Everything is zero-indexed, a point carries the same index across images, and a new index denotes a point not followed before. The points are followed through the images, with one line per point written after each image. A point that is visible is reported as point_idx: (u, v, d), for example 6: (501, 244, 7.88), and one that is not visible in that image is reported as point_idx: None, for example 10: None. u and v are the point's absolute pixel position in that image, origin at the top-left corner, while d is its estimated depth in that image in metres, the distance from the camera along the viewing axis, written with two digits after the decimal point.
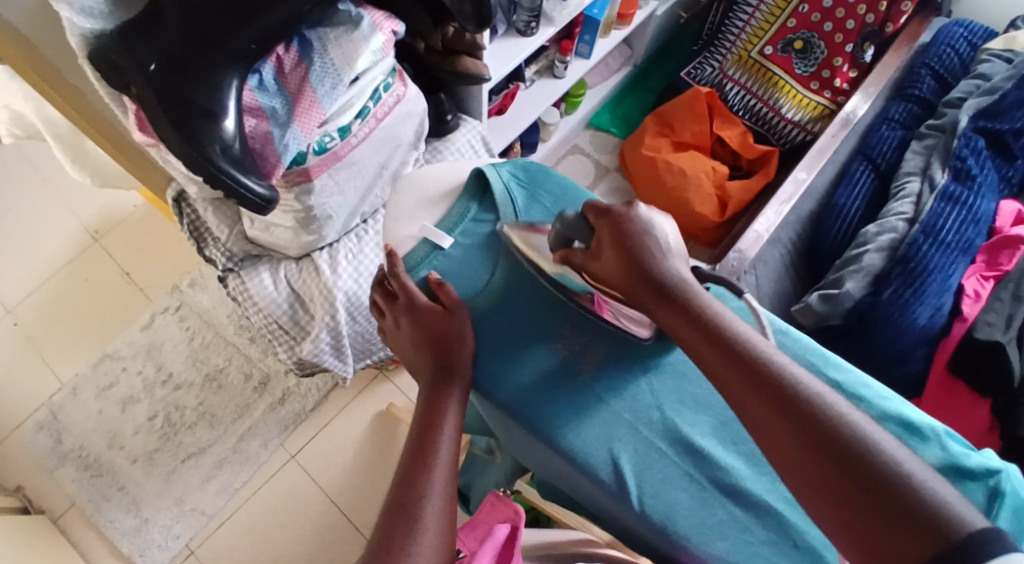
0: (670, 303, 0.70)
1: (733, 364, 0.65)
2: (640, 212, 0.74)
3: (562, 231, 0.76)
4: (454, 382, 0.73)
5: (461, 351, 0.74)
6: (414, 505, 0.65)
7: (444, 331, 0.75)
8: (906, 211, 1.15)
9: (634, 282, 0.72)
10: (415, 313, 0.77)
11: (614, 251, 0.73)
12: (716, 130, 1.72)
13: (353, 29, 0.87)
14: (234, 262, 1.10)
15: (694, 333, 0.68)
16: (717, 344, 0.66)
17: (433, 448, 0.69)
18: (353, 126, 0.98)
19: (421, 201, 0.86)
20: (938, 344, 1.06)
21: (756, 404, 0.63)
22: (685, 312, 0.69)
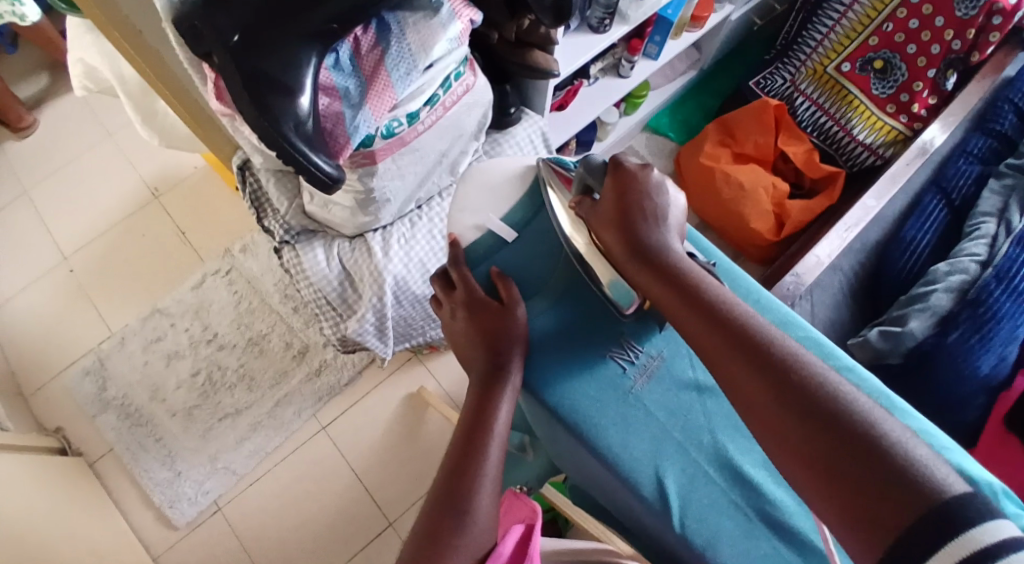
0: (663, 274, 0.69)
1: (720, 335, 0.65)
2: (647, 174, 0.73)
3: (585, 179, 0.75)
4: (507, 383, 0.73)
5: (516, 352, 0.74)
6: (465, 497, 0.65)
7: (500, 329, 0.74)
8: (980, 252, 1.09)
9: (623, 248, 0.71)
10: (472, 305, 0.76)
11: (607, 207, 0.72)
12: (781, 145, 1.67)
13: (431, 15, 0.87)
14: (290, 234, 1.11)
15: (676, 295, 0.68)
16: (705, 316, 0.66)
17: (484, 446, 0.69)
18: (422, 113, 0.98)
19: (488, 186, 0.81)
20: (998, 396, 1.04)
21: (741, 376, 0.63)
22: (673, 283, 0.69)
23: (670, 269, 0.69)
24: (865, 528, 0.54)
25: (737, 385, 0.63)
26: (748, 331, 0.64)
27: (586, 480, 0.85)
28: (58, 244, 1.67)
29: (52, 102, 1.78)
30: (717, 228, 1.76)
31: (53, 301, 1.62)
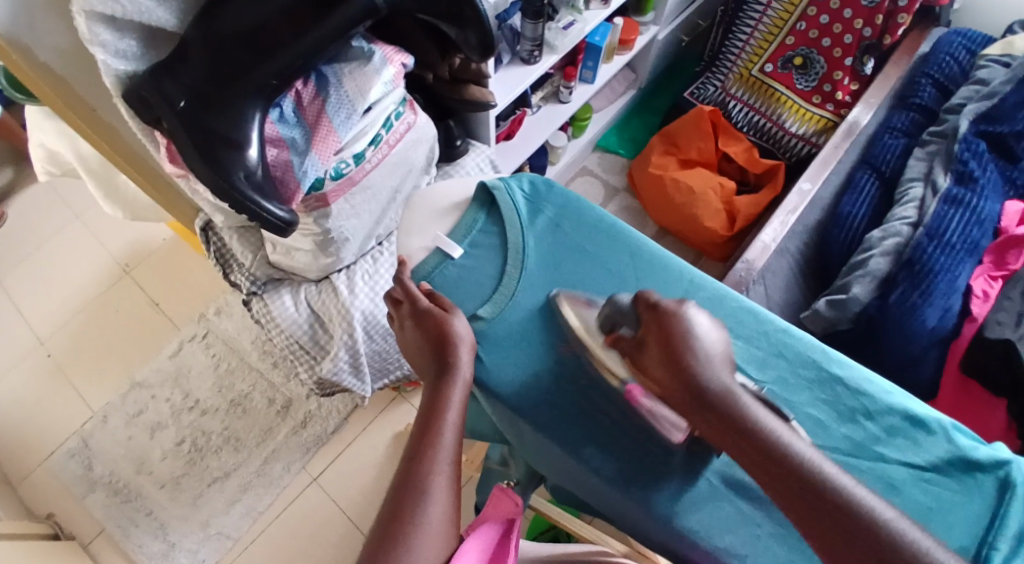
0: (719, 420, 0.66)
1: (790, 487, 0.62)
2: (687, 314, 0.70)
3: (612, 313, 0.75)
4: (455, 377, 0.75)
5: (462, 348, 0.76)
6: (422, 480, 0.69)
7: (444, 328, 0.77)
8: (909, 215, 1.17)
9: (675, 393, 0.68)
10: (417, 319, 0.79)
11: (657, 351, 0.69)
12: (722, 147, 1.75)
13: (364, 62, 0.92)
14: (257, 285, 1.15)
15: (744, 449, 0.65)
16: (773, 466, 0.63)
17: (438, 438, 0.72)
18: (367, 153, 1.02)
19: (431, 212, 0.88)
20: (950, 345, 1.07)
21: (819, 540, 0.61)
22: (730, 429, 0.65)
23: (727, 413, 0.66)
24: None
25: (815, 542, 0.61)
26: (815, 484, 0.62)
27: (566, 480, 0.87)
28: (33, 331, 1.68)
29: (17, 193, 1.81)
30: (675, 233, 1.82)
31: (32, 386, 1.63)
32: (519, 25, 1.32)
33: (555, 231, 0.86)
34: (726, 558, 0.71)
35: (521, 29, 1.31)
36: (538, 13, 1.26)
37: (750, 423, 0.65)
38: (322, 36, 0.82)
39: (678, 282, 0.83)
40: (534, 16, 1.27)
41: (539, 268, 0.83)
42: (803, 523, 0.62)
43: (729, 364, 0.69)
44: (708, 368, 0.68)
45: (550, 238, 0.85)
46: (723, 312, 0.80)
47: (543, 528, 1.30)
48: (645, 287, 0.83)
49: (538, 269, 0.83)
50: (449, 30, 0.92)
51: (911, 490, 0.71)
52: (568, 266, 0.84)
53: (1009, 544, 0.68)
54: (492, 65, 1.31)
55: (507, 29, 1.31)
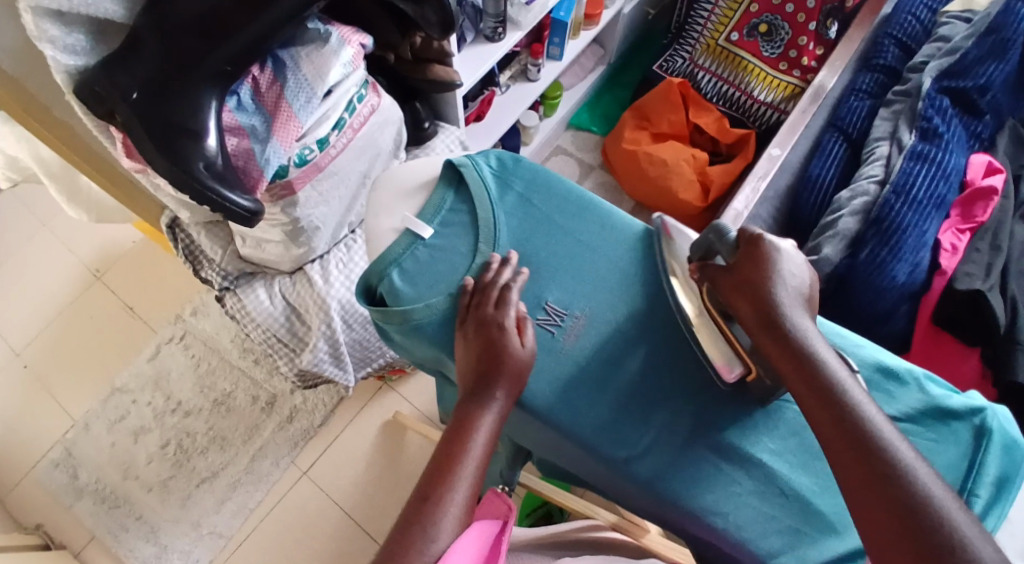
0: (784, 342, 0.67)
1: (832, 418, 0.63)
2: (781, 249, 0.70)
3: (709, 238, 0.76)
4: (491, 401, 0.72)
5: (507, 374, 0.73)
6: (446, 487, 0.67)
7: (495, 348, 0.74)
8: (876, 173, 1.18)
9: (749, 311, 0.69)
10: (475, 327, 0.76)
11: (744, 274, 0.70)
12: (693, 118, 1.75)
13: (322, 44, 0.91)
14: (229, 280, 1.14)
15: (798, 373, 0.66)
16: (824, 397, 0.64)
17: (465, 447, 0.70)
18: (330, 138, 1.01)
19: (398, 193, 0.87)
20: (920, 300, 1.08)
21: (841, 457, 0.62)
22: (792, 352, 0.66)
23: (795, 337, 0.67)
24: None
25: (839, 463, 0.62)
26: (856, 422, 0.62)
27: (547, 453, 0.88)
28: (8, 342, 1.65)
29: None
30: (652, 208, 1.82)
31: (11, 398, 1.61)
32: (480, 4, 1.29)
33: (525, 205, 0.86)
34: (708, 517, 0.72)
35: (483, 6, 1.29)
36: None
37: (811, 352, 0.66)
38: (277, 19, 0.81)
39: (650, 250, 0.83)
40: None
41: (510, 243, 0.83)
42: (835, 453, 0.62)
43: (808, 301, 0.70)
44: (788, 297, 0.69)
45: (520, 213, 0.85)
46: None
47: (537, 505, 1.31)
48: (618, 254, 0.83)
49: (510, 245, 0.83)
50: (406, 7, 0.93)
51: None
52: (540, 240, 0.84)
53: (988, 490, 0.69)
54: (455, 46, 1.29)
55: (469, 8, 1.28)
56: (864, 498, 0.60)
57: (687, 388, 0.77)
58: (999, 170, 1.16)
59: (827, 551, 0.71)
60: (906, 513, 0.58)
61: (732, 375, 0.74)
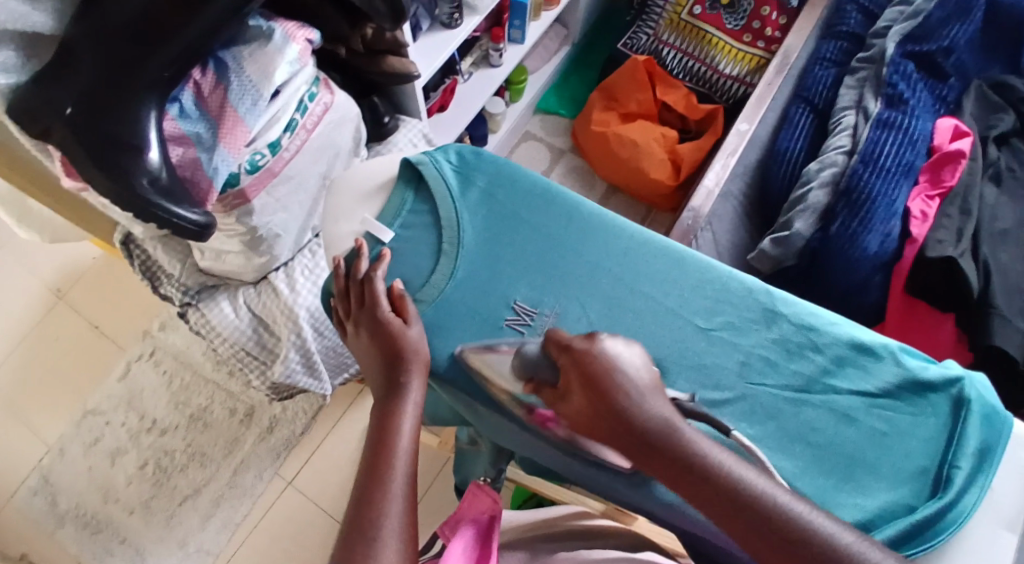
0: (660, 457, 0.64)
1: (739, 523, 0.61)
2: (601, 349, 0.69)
3: (531, 362, 0.72)
4: (404, 390, 0.72)
5: (414, 369, 0.73)
6: (378, 494, 0.64)
7: (398, 345, 0.73)
8: (844, 143, 1.16)
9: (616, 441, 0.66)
10: (369, 323, 0.75)
11: (581, 389, 0.68)
12: (660, 96, 1.73)
13: (266, 43, 0.87)
14: (190, 295, 1.12)
15: (675, 473, 0.64)
16: (721, 504, 0.62)
17: (393, 442, 0.69)
18: (283, 141, 0.98)
19: (355, 196, 0.84)
20: (892, 268, 1.06)
21: (743, 534, 0.61)
22: (658, 454, 0.65)
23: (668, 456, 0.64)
24: None
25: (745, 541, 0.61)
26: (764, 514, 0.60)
27: (528, 452, 0.86)
28: None
29: None
30: (626, 191, 1.79)
31: None
32: None
33: (488, 201, 0.83)
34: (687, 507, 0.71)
35: None
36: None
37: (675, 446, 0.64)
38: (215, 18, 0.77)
39: (619, 241, 0.81)
40: None
41: (476, 241, 0.81)
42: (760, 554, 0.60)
43: (658, 398, 0.68)
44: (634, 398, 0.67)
45: (484, 209, 0.82)
46: (663, 264, 0.80)
47: (525, 498, 1.30)
48: (585, 246, 0.81)
49: (475, 243, 0.81)
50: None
51: (866, 419, 0.72)
52: (506, 236, 0.81)
53: (970, 460, 0.68)
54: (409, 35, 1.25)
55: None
56: None
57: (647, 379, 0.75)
58: (966, 133, 1.14)
59: None
60: None
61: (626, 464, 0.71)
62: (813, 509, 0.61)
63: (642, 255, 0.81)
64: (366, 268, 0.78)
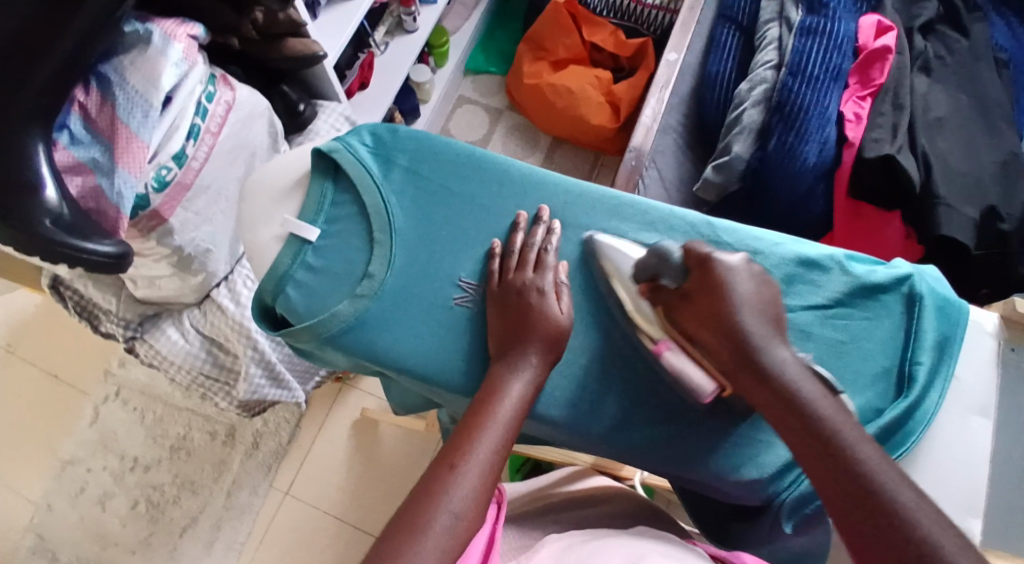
0: (752, 375, 0.63)
1: (810, 447, 0.58)
2: (730, 264, 0.66)
3: (652, 261, 0.71)
4: (528, 363, 0.67)
5: (538, 345, 0.68)
6: (456, 462, 0.59)
7: (531, 319, 0.69)
8: (771, 58, 1.13)
9: (711, 343, 0.66)
10: (509, 289, 0.71)
11: (699, 297, 0.66)
12: (587, 37, 1.68)
13: (144, 47, 0.85)
14: (133, 329, 1.08)
15: (764, 390, 0.62)
16: (800, 424, 0.59)
17: (491, 410, 0.63)
18: (188, 150, 0.94)
19: (272, 198, 0.76)
20: (834, 176, 1.06)
21: (810, 462, 0.58)
22: (749, 369, 0.63)
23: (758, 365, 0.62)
24: None
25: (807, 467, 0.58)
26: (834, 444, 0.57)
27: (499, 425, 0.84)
28: None
29: None
30: (571, 139, 1.75)
31: None
32: None
33: (415, 180, 0.78)
34: (662, 450, 0.73)
35: None
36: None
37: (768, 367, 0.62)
38: (84, 27, 0.74)
39: (555, 197, 0.78)
40: None
41: (408, 224, 0.76)
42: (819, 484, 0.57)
43: (771, 317, 0.65)
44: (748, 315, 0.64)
45: (410, 189, 0.77)
46: (604, 214, 0.78)
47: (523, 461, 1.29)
48: (522, 209, 0.78)
49: (408, 227, 0.76)
50: None
51: (825, 332, 0.73)
52: (439, 214, 0.77)
53: (929, 355, 0.71)
54: (307, 13, 1.13)
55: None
56: (844, 516, 0.55)
57: (605, 333, 0.75)
58: (890, 27, 1.11)
59: (782, 451, 0.72)
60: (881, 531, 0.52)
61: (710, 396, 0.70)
62: (885, 460, 0.56)
63: (581, 209, 0.78)
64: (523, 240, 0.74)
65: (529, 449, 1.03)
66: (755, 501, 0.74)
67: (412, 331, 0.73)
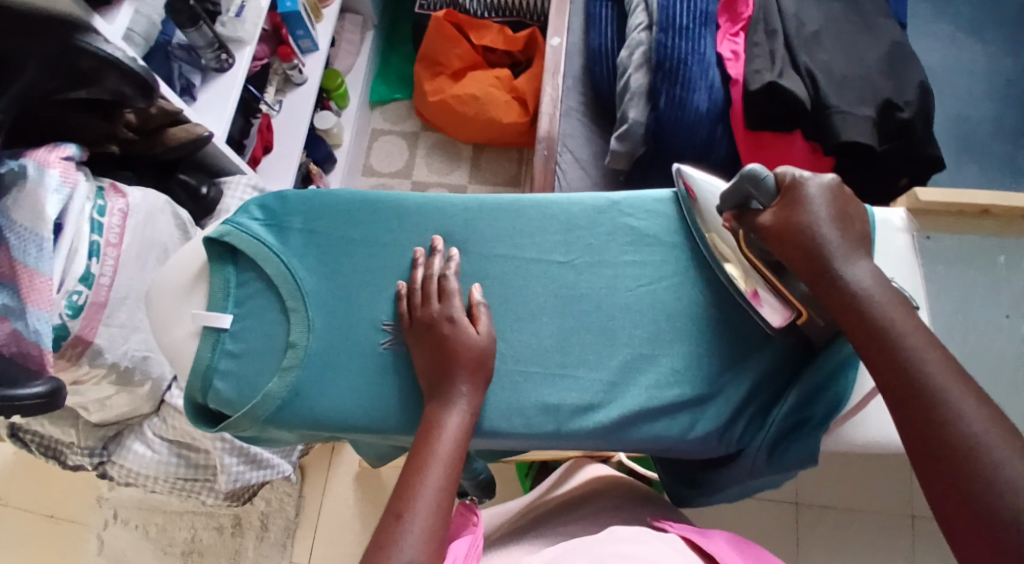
0: (839, 296, 0.62)
1: (883, 356, 0.59)
2: (812, 203, 0.65)
3: (743, 188, 0.67)
4: (457, 394, 0.68)
5: (465, 374, 0.69)
6: (404, 510, 0.60)
7: (452, 350, 0.69)
8: (642, 19, 1.13)
9: (800, 263, 0.64)
10: (420, 327, 0.71)
11: (789, 227, 0.65)
12: (477, 43, 1.65)
13: (22, 181, 0.85)
14: (99, 455, 1.09)
15: (842, 306, 0.62)
16: (882, 346, 0.59)
17: (432, 450, 0.64)
18: (93, 269, 0.93)
19: (177, 298, 0.75)
20: (729, 115, 1.07)
21: (886, 380, 0.59)
22: (828, 285, 0.63)
23: (837, 287, 0.62)
24: (962, 521, 0.52)
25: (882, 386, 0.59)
26: (902, 355, 0.58)
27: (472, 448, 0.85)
28: None
29: None
30: (489, 143, 1.70)
31: None
32: (183, 40, 1.11)
33: (314, 242, 0.76)
34: (617, 431, 0.73)
35: (192, 44, 1.11)
36: (194, 17, 1.07)
37: (846, 289, 0.62)
38: None
39: (455, 216, 0.77)
40: (190, 24, 1.08)
41: (318, 284, 0.75)
42: (886, 389, 0.59)
43: (853, 238, 0.65)
44: (834, 240, 0.64)
45: (312, 249, 0.76)
46: (505, 221, 0.78)
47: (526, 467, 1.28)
48: (427, 238, 0.77)
49: (318, 287, 0.75)
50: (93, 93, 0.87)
51: None
52: (344, 267, 0.76)
53: None
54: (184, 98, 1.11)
55: (177, 49, 1.11)
56: (923, 437, 0.55)
57: (538, 332, 0.75)
58: None
59: (729, 400, 0.74)
60: (957, 463, 0.53)
61: (784, 321, 0.71)
62: (956, 378, 0.57)
63: (483, 222, 0.77)
64: (424, 274, 0.74)
65: (524, 455, 1.02)
66: (719, 451, 0.75)
67: (352, 387, 0.73)
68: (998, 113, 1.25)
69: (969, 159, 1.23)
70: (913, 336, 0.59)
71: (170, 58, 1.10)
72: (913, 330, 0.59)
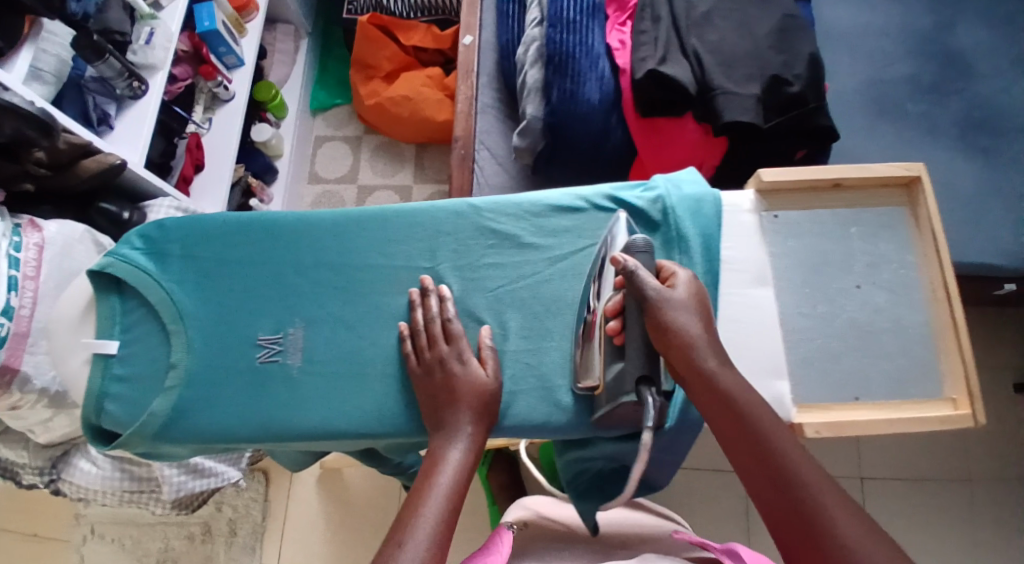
0: (739, 429, 0.66)
1: (780, 499, 0.63)
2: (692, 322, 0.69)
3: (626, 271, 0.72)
4: (457, 429, 0.71)
5: (465, 411, 0.71)
6: (401, 532, 0.62)
7: (456, 390, 0.72)
8: (536, 14, 1.15)
9: (688, 377, 0.68)
10: (428, 367, 0.74)
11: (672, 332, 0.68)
12: (406, 43, 1.66)
13: None
14: (49, 473, 1.14)
15: (743, 439, 0.66)
16: (780, 484, 0.63)
17: (428, 485, 0.66)
18: (12, 302, 0.98)
19: (68, 329, 0.80)
20: (621, 103, 1.10)
21: (779, 516, 0.62)
22: (732, 426, 0.67)
23: (743, 420, 0.66)
24: None
25: (777, 520, 0.63)
26: (806, 502, 0.62)
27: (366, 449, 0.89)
28: None
29: None
30: (429, 140, 1.73)
31: None
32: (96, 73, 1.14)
33: (192, 266, 0.81)
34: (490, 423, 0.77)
35: (104, 75, 1.15)
36: (100, 50, 1.10)
37: (755, 425, 0.66)
38: None
39: (326, 231, 0.82)
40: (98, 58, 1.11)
41: (199, 306, 0.80)
42: (777, 524, 0.63)
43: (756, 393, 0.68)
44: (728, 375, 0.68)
45: (191, 273, 0.80)
46: (375, 230, 0.82)
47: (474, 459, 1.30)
48: (302, 253, 0.81)
49: (199, 308, 0.80)
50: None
51: None
52: (225, 287, 0.80)
53: (700, 255, 0.79)
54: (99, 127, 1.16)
55: (91, 82, 1.14)
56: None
57: None
58: None
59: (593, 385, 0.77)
60: None
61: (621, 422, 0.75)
62: (859, 524, 0.60)
63: (354, 233, 0.81)
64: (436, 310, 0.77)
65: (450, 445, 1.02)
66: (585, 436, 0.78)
67: (234, 398, 0.77)
68: (915, 72, 1.21)
69: (888, 122, 1.18)
70: (817, 483, 0.63)
71: (83, 91, 1.14)
72: (818, 478, 0.63)
